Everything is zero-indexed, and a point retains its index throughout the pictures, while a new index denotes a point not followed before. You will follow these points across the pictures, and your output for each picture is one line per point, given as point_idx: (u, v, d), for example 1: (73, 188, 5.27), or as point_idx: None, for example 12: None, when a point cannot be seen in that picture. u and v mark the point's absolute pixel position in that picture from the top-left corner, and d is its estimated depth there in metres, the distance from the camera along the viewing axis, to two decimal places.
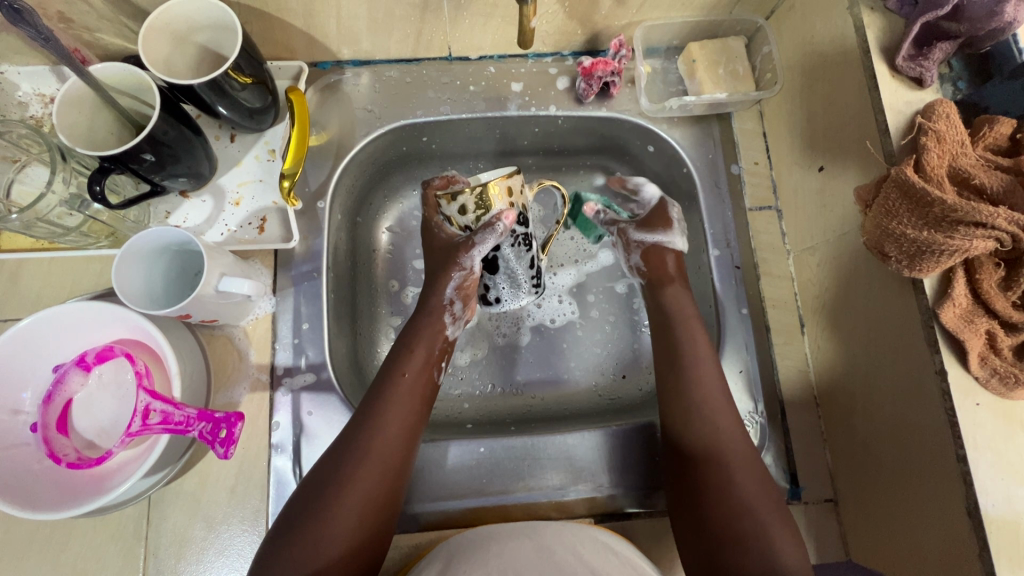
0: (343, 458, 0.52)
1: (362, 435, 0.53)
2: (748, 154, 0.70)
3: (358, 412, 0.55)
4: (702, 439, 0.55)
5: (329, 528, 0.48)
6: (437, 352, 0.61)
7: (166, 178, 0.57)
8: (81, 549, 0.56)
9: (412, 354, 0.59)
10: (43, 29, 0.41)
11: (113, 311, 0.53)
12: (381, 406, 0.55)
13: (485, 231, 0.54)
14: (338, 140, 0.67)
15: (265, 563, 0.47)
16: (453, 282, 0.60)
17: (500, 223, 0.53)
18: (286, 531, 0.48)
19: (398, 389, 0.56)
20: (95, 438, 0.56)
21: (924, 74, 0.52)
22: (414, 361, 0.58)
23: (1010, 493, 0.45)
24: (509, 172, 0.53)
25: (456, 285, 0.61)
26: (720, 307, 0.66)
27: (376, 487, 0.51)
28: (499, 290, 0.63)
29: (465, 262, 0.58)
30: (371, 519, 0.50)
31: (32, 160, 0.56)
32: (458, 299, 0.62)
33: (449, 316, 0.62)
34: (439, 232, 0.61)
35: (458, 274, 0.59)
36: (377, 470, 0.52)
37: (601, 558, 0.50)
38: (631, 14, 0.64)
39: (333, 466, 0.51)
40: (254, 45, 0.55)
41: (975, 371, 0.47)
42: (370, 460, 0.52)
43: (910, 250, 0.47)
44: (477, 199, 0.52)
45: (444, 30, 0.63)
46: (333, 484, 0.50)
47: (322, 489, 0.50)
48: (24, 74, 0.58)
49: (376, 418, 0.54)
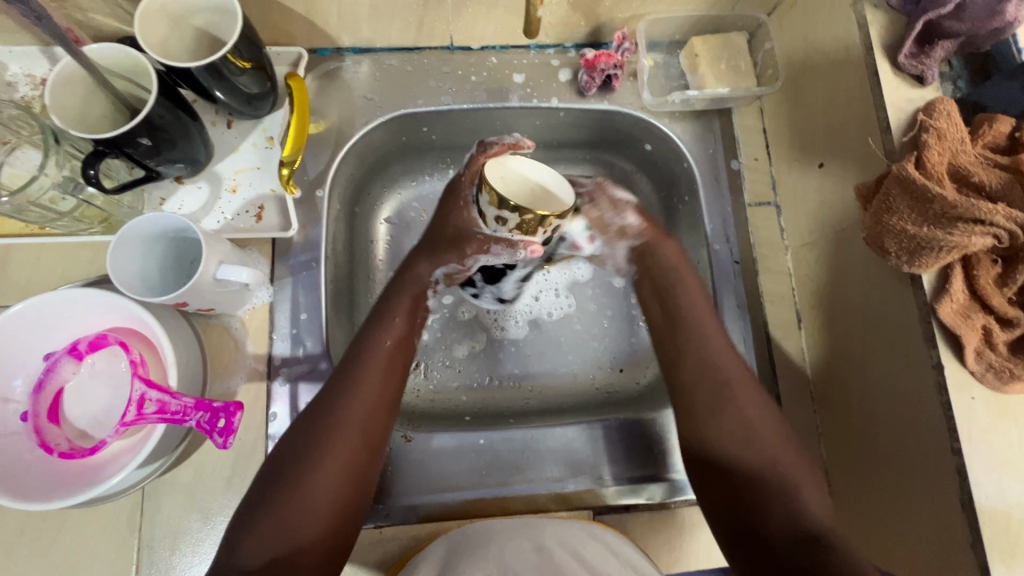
0: (312, 429, 0.51)
1: (338, 404, 0.52)
2: (748, 150, 0.70)
3: (334, 376, 0.54)
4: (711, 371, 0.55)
5: (304, 501, 0.47)
6: (416, 323, 0.61)
7: (161, 163, 0.56)
8: (73, 540, 0.55)
9: (393, 323, 0.58)
10: (35, 5, 0.41)
11: (107, 298, 0.51)
12: (359, 377, 0.54)
13: (506, 244, 0.53)
14: (337, 129, 0.66)
15: (238, 526, 0.46)
16: (446, 268, 0.62)
17: (523, 250, 0.53)
18: (264, 498, 0.47)
19: (378, 355, 0.56)
20: (88, 429, 0.55)
21: (925, 72, 0.52)
22: (393, 329, 0.58)
23: (1004, 485, 0.46)
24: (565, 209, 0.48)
25: (446, 272, 0.62)
26: (717, 300, 0.67)
27: (358, 454, 0.51)
28: (480, 291, 0.69)
29: (467, 261, 0.60)
30: (348, 497, 0.50)
31: (23, 143, 0.54)
32: (443, 282, 0.64)
33: (429, 295, 0.64)
34: (461, 206, 0.60)
35: (453, 266, 0.61)
36: (358, 437, 0.51)
37: (600, 558, 0.51)
38: (635, 7, 0.64)
39: (310, 433, 0.50)
40: (253, 29, 0.55)
41: (970, 365, 0.48)
42: (348, 430, 0.51)
43: (910, 246, 0.48)
44: (523, 225, 0.48)
45: (447, 18, 0.63)
46: (310, 455, 0.49)
47: (294, 460, 0.49)
48: (14, 52, 0.57)
49: (351, 388, 0.53)
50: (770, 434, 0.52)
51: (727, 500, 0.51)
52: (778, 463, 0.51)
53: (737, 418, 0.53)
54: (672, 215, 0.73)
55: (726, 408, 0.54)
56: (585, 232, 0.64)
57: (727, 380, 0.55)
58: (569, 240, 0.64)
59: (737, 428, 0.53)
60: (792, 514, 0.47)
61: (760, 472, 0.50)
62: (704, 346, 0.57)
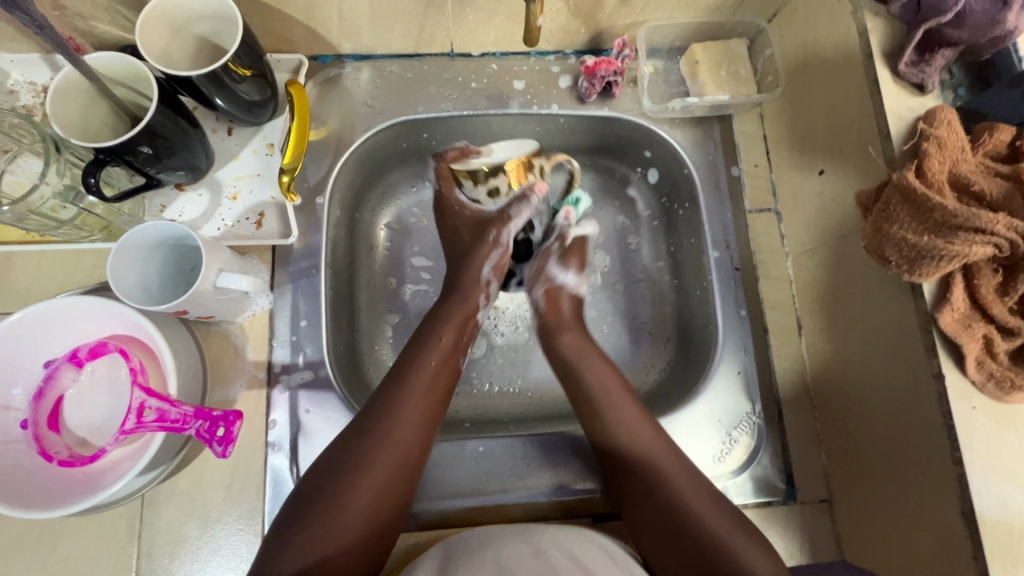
0: (357, 443, 0.51)
1: (381, 421, 0.52)
2: (748, 156, 0.70)
3: (380, 392, 0.55)
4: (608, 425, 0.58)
5: (345, 514, 0.48)
6: (465, 339, 0.61)
7: (162, 171, 0.56)
8: (72, 547, 0.55)
9: (439, 341, 0.59)
10: (37, 15, 0.41)
11: (108, 306, 0.51)
12: (404, 394, 0.54)
13: (521, 203, 0.68)
14: (338, 135, 0.66)
15: (276, 536, 0.47)
16: (490, 260, 0.66)
17: (534, 194, 0.67)
18: (300, 509, 0.48)
19: (423, 374, 0.56)
20: (88, 436, 0.55)
21: (925, 81, 0.52)
22: (441, 348, 0.59)
23: (1006, 495, 0.46)
24: (530, 148, 0.67)
25: (492, 263, 0.66)
26: (718, 307, 0.67)
27: (396, 471, 0.51)
28: (521, 274, 0.72)
29: (498, 236, 0.67)
30: (391, 510, 0.50)
31: (24, 150, 0.54)
32: (494, 278, 0.66)
33: (485, 296, 0.65)
34: (460, 211, 0.68)
35: (495, 251, 0.66)
36: (399, 453, 0.52)
37: (598, 562, 0.51)
38: (636, 14, 0.64)
39: (353, 444, 0.51)
40: (253, 36, 0.55)
41: (971, 375, 0.47)
42: (390, 446, 0.51)
43: (911, 254, 0.48)
44: (509, 180, 0.68)
45: (447, 25, 0.63)
46: (353, 470, 0.50)
47: (336, 471, 0.50)
48: (16, 61, 0.56)
49: (396, 406, 0.53)
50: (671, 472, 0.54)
51: (674, 556, 0.51)
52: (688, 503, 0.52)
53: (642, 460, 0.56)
54: (672, 221, 0.73)
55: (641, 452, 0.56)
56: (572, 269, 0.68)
57: (643, 442, 0.56)
58: (555, 279, 0.68)
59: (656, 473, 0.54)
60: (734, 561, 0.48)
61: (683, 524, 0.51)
62: (603, 394, 0.60)
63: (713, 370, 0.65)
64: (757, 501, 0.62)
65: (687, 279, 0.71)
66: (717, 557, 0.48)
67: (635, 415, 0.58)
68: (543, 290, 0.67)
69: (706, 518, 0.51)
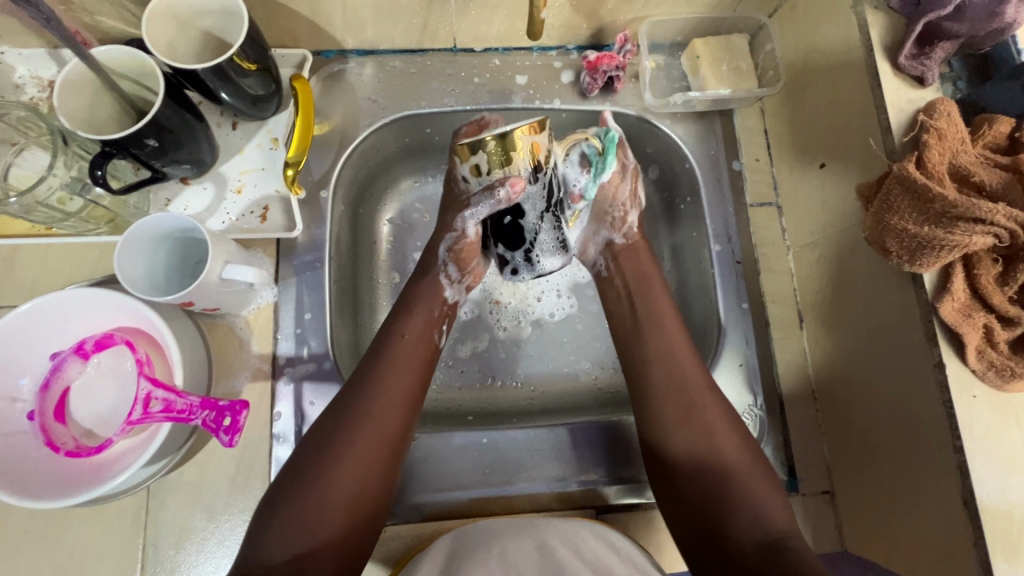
0: (336, 423, 0.51)
1: (359, 397, 0.53)
2: (749, 151, 0.71)
3: (359, 369, 0.56)
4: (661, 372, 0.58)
5: (330, 492, 0.48)
6: (437, 315, 0.62)
7: (167, 164, 0.56)
8: (77, 538, 0.55)
9: (410, 316, 0.60)
10: (45, 9, 0.42)
11: (116, 298, 0.52)
12: (385, 370, 0.55)
13: (487, 195, 0.55)
14: (341, 129, 0.67)
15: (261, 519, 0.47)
16: (447, 242, 0.63)
17: (504, 188, 0.53)
18: (283, 493, 0.48)
19: (400, 348, 0.57)
20: (94, 428, 0.55)
21: (925, 74, 0.53)
22: (415, 322, 0.60)
23: (1007, 483, 0.46)
24: (534, 124, 0.51)
25: (450, 247, 0.63)
26: (719, 300, 0.67)
27: (377, 449, 0.51)
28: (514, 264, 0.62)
29: (457, 223, 0.61)
30: (376, 487, 0.51)
31: (31, 143, 0.55)
32: (452, 262, 0.64)
33: (444, 278, 0.64)
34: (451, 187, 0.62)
35: (451, 235, 0.62)
36: (378, 431, 0.52)
37: (606, 555, 0.51)
38: (637, 9, 0.65)
39: (333, 424, 0.51)
40: (258, 31, 0.55)
41: (971, 364, 0.48)
42: (369, 423, 0.52)
43: (911, 245, 0.48)
44: (495, 152, 0.51)
45: (450, 20, 0.63)
46: (331, 451, 0.50)
47: (315, 454, 0.50)
48: (24, 55, 0.57)
49: (375, 381, 0.54)
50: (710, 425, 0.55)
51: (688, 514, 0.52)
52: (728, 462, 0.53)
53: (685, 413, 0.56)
54: (674, 215, 0.74)
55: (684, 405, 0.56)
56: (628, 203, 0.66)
57: (691, 393, 0.57)
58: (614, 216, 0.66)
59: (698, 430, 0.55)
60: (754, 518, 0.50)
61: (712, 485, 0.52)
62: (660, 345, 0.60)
63: (716, 363, 0.65)
64: None
65: (688, 273, 0.72)
66: (736, 506, 0.50)
67: (694, 369, 0.58)
68: (617, 231, 0.67)
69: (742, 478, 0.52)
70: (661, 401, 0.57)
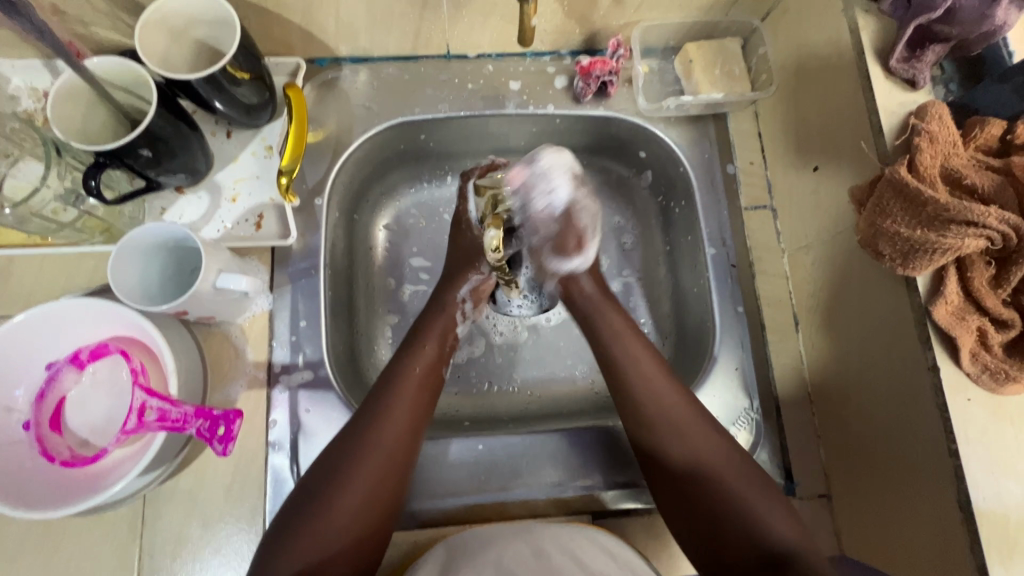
0: (345, 455, 0.51)
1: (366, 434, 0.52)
2: (743, 154, 0.71)
3: (367, 403, 0.55)
4: (640, 376, 0.57)
5: (331, 524, 0.48)
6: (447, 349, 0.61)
7: (162, 174, 0.56)
8: (74, 547, 0.56)
9: (423, 350, 0.59)
10: (38, 21, 0.42)
11: (109, 308, 0.52)
12: (392, 401, 0.54)
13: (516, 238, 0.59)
14: (336, 137, 0.67)
15: (270, 545, 0.47)
16: (470, 282, 0.64)
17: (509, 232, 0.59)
18: (296, 515, 0.48)
19: (408, 384, 0.56)
20: (89, 437, 0.55)
21: (917, 76, 0.53)
22: (425, 357, 0.59)
23: (1002, 487, 0.46)
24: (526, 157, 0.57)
25: (472, 286, 0.65)
26: (714, 304, 0.67)
27: (383, 483, 0.51)
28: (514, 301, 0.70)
29: (484, 265, 0.64)
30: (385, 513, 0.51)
31: (26, 155, 0.55)
32: (471, 299, 0.65)
33: (461, 314, 0.64)
34: (467, 230, 0.66)
35: (476, 276, 0.64)
36: (383, 464, 0.51)
37: (598, 560, 0.51)
38: (629, 14, 0.65)
39: (342, 457, 0.51)
40: (251, 39, 0.55)
41: (966, 367, 0.48)
42: (374, 457, 0.51)
43: (904, 248, 0.48)
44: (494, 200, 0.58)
45: (443, 27, 0.63)
46: (339, 483, 0.50)
47: (325, 484, 0.50)
48: (17, 67, 0.57)
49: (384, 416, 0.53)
50: (689, 427, 0.55)
51: (689, 520, 0.52)
52: (718, 471, 0.52)
53: (669, 418, 0.55)
54: (669, 219, 0.74)
55: (664, 413, 0.55)
56: (573, 256, 0.62)
57: (665, 400, 0.56)
58: (560, 268, 0.63)
59: (686, 443, 0.54)
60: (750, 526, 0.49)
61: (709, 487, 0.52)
62: (628, 352, 0.59)
63: (710, 368, 0.65)
64: None
65: (684, 276, 0.72)
66: (732, 516, 0.50)
67: (661, 378, 0.57)
68: (554, 283, 0.65)
69: (729, 485, 0.51)
70: (638, 404, 0.56)
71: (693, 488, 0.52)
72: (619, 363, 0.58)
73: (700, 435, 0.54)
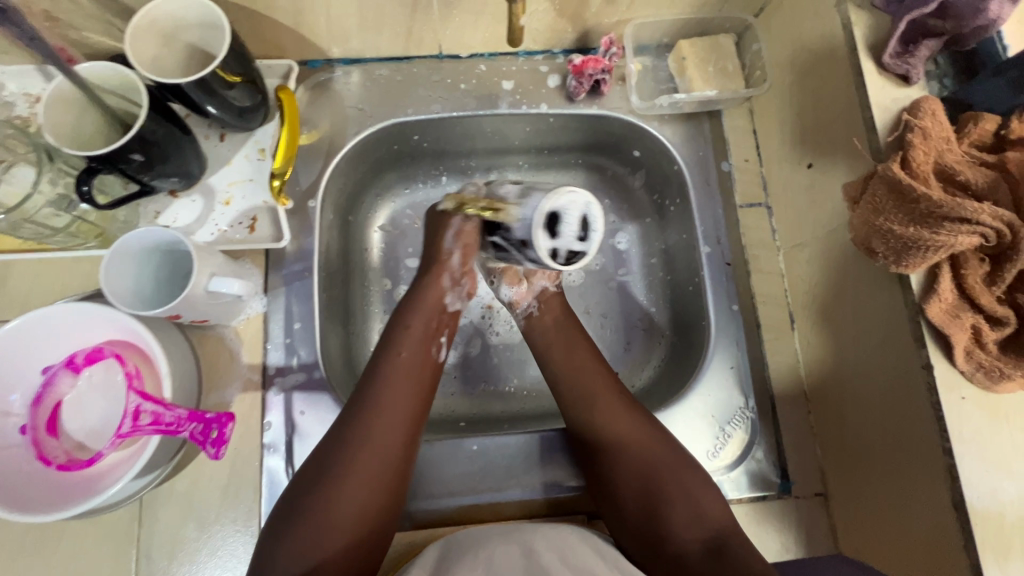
0: (338, 450, 0.51)
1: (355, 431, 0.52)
2: (738, 152, 0.71)
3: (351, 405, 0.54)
4: (572, 373, 0.61)
5: (325, 523, 0.48)
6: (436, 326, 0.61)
7: (155, 178, 0.57)
8: (72, 549, 0.56)
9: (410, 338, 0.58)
10: (27, 27, 0.42)
11: (102, 312, 0.52)
12: (381, 394, 0.54)
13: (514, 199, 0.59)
14: (329, 138, 0.67)
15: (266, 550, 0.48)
16: (452, 231, 0.61)
17: None
18: (290, 517, 0.49)
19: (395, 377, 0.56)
20: (85, 441, 0.56)
21: (910, 72, 0.52)
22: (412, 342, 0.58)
23: (996, 485, 0.46)
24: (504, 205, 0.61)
25: (455, 235, 0.61)
26: (709, 302, 0.67)
27: (376, 477, 0.51)
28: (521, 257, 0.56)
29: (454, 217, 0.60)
30: (383, 513, 0.51)
31: (19, 160, 0.55)
32: (457, 252, 0.61)
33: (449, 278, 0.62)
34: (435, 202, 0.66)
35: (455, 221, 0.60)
36: (376, 461, 0.51)
37: (587, 560, 0.51)
38: (622, 11, 0.65)
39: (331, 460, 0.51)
40: (241, 42, 0.55)
41: (960, 365, 0.47)
42: (366, 452, 0.51)
43: (898, 246, 0.48)
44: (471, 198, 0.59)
45: (434, 27, 0.63)
46: (331, 485, 0.49)
47: (318, 484, 0.50)
48: (9, 73, 0.57)
49: (372, 410, 0.53)
50: (620, 419, 0.58)
51: (634, 519, 0.54)
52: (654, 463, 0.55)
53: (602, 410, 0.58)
54: (664, 217, 0.74)
55: (594, 406, 0.59)
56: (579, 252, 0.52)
57: (597, 391, 0.60)
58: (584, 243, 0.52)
59: (621, 436, 0.57)
60: (694, 514, 0.52)
61: (648, 483, 0.54)
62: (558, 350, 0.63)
63: (705, 368, 0.65)
64: (752, 495, 0.62)
65: (680, 274, 0.72)
66: (674, 508, 0.53)
67: (597, 373, 0.61)
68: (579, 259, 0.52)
69: (666, 481, 0.54)
70: (572, 398, 0.60)
71: (633, 485, 0.55)
72: (549, 359, 0.63)
73: (631, 425, 0.57)
